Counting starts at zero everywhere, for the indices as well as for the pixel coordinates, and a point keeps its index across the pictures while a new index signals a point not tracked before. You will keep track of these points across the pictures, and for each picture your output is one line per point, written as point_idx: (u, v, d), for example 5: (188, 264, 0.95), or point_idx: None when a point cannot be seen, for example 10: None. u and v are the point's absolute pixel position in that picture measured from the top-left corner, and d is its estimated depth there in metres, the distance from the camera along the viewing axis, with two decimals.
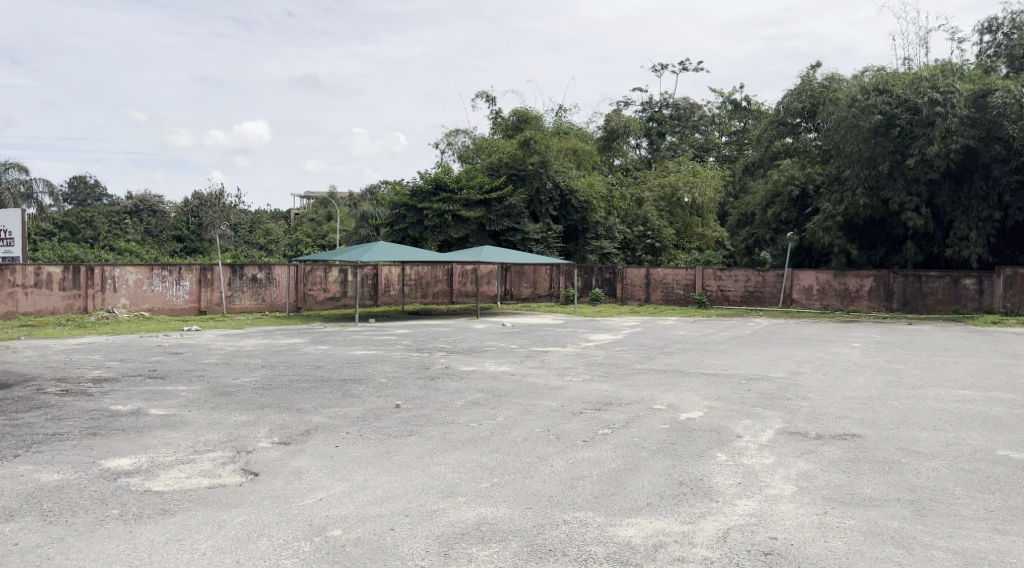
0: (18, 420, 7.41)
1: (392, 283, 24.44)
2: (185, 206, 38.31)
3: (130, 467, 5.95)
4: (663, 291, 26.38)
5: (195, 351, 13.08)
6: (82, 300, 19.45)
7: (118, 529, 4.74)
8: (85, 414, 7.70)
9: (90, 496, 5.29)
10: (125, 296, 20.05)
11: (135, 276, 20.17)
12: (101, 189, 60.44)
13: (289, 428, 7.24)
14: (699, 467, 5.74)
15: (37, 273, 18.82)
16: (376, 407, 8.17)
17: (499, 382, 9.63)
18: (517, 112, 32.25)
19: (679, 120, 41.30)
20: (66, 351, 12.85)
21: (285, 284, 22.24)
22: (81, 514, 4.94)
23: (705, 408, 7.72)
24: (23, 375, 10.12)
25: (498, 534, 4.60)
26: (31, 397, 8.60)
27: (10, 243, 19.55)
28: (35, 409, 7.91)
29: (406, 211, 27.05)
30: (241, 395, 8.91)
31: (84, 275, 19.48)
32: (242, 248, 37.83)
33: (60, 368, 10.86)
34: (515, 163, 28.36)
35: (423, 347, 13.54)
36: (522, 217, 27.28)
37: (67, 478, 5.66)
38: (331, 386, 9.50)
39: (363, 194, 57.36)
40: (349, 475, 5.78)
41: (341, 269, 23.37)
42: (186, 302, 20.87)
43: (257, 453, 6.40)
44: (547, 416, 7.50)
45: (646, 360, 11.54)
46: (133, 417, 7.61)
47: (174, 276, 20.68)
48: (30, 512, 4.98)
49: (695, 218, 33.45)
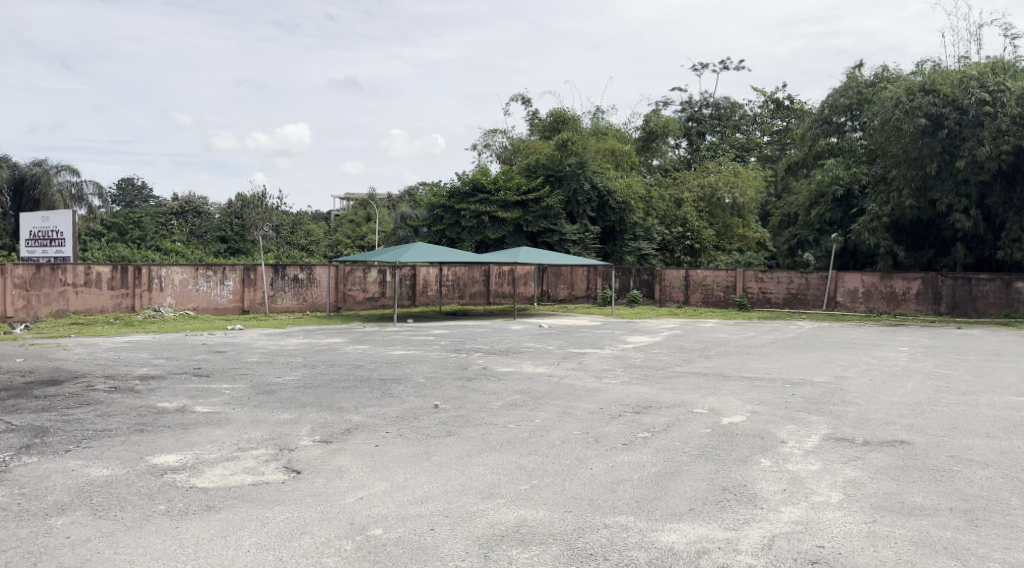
0: (70, 415, 7.61)
1: (429, 284, 24.63)
2: (229, 208, 38.97)
3: (176, 463, 6.06)
4: (703, 293, 26.06)
5: (237, 349, 13.27)
6: (129, 299, 19.87)
7: (165, 525, 4.82)
8: (133, 411, 7.88)
9: (139, 491, 5.40)
10: (171, 294, 20.45)
11: (181, 276, 20.57)
12: (148, 191, 61.83)
13: (331, 427, 7.29)
14: (743, 472, 5.65)
15: (86, 273, 19.25)
16: (414, 407, 8.21)
17: (536, 383, 9.59)
18: (554, 113, 32.22)
19: (720, 120, 40.48)
20: (115, 348, 13.16)
21: (325, 284, 22.55)
22: (131, 510, 5.04)
23: (748, 413, 7.59)
24: (73, 372, 10.36)
25: (539, 537, 4.58)
26: (79, 393, 8.80)
27: (62, 243, 20.09)
28: (84, 405, 8.09)
29: (444, 211, 27.23)
30: (283, 393, 9.03)
31: (132, 273, 19.90)
32: (284, 249, 38.38)
33: (109, 365, 11.10)
34: (551, 164, 28.32)
35: (461, 348, 13.53)
36: (559, 218, 27.25)
37: (116, 473, 5.79)
38: (371, 386, 9.56)
39: (404, 194, 57.73)
40: (389, 474, 5.81)
41: (380, 270, 23.57)
42: (229, 301, 21.22)
43: (300, 451, 6.47)
44: (586, 419, 7.46)
45: (686, 363, 11.38)
46: (179, 415, 7.76)
47: (219, 275, 21.07)
48: (81, 506, 5.09)
49: (736, 219, 33.03)
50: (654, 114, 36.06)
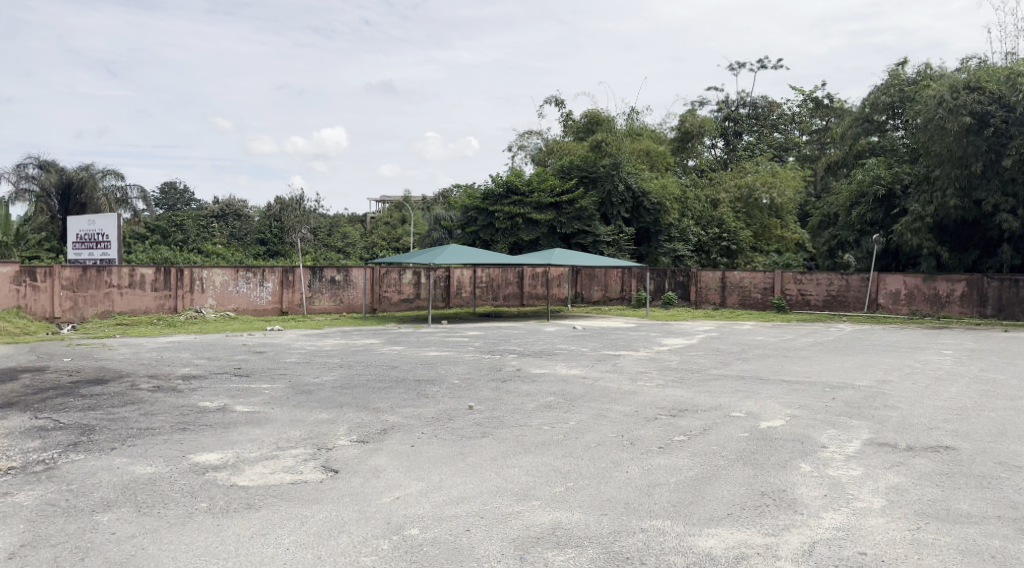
0: (115, 414, 7.79)
1: (463, 286, 24.74)
2: (268, 211, 39.53)
3: (217, 462, 6.16)
4: (740, 295, 25.78)
5: (275, 350, 13.45)
6: (172, 300, 20.26)
7: (207, 522, 4.90)
8: (176, 410, 8.02)
9: (182, 488, 5.51)
10: (212, 296, 20.81)
11: (222, 277, 20.92)
12: (190, 194, 63.00)
13: (367, 427, 7.36)
14: (782, 477, 5.58)
15: (131, 275, 19.68)
16: (449, 407, 8.24)
17: (571, 385, 9.58)
18: (589, 114, 32.13)
19: (757, 119, 39.76)
20: (158, 349, 13.43)
21: (361, 285, 22.78)
22: (174, 507, 5.15)
23: (787, 417, 7.48)
24: (118, 372, 10.60)
25: (575, 540, 4.57)
26: (124, 392, 9.00)
27: (108, 246, 20.55)
28: (128, 404, 8.27)
29: (478, 213, 27.34)
30: (320, 393, 9.13)
31: (175, 275, 20.29)
32: (321, 251, 38.80)
33: (152, 365, 11.33)
34: (585, 165, 28.25)
35: (495, 350, 13.55)
36: (593, 219, 27.03)
37: (160, 470, 5.90)
38: (406, 386, 9.62)
39: (438, 197, 57.95)
40: (425, 475, 5.84)
41: (415, 272, 23.74)
42: (268, 302, 21.54)
43: (337, 450, 6.54)
44: (621, 421, 7.43)
45: (723, 366, 11.26)
46: (220, 414, 7.89)
47: (259, 277, 21.41)
48: (127, 502, 5.21)
49: (774, 219, 32.60)
50: (690, 114, 35.76)
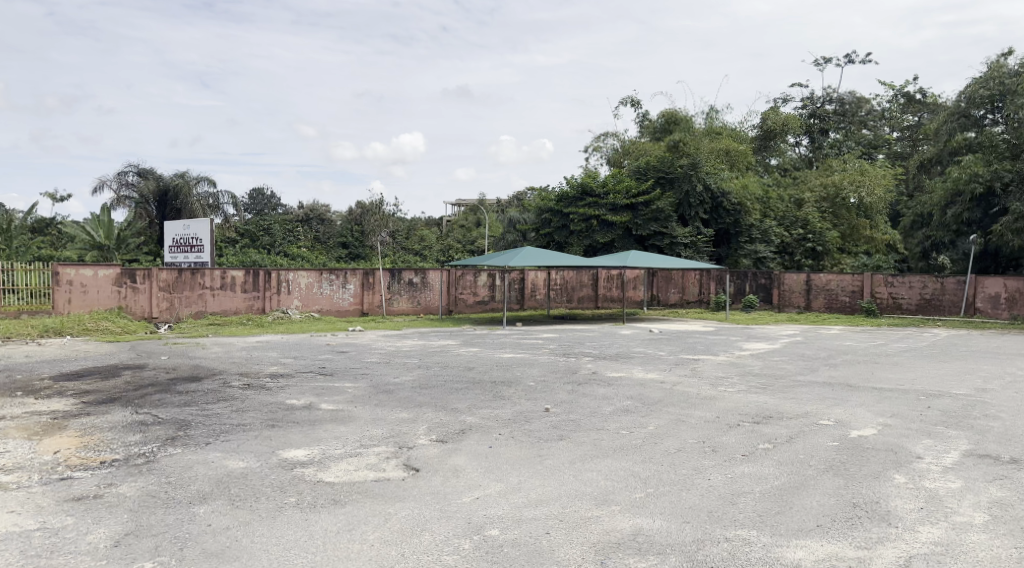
0: (209, 410, 8.13)
1: (538, 288, 24.81)
2: (350, 215, 40.60)
3: (305, 458, 6.36)
4: (826, 299, 24.98)
5: (356, 350, 13.77)
6: (260, 301, 20.97)
7: (296, 516, 5.06)
8: (265, 407, 8.32)
9: (272, 483, 5.70)
10: (298, 297, 21.46)
11: (307, 279, 21.56)
12: (275, 200, 65.16)
13: (446, 427, 7.46)
14: (875, 489, 5.37)
15: (223, 277, 20.45)
16: (525, 410, 8.27)
17: (649, 389, 9.45)
18: (665, 114, 31.81)
19: (844, 116, 38.28)
20: (248, 347, 13.94)
21: (438, 287, 23.12)
22: (265, 500, 5.33)
23: (879, 426, 7.20)
24: (209, 370, 11.05)
25: (657, 547, 4.51)
26: (216, 389, 9.37)
27: (201, 249, 21.45)
28: (221, 401, 8.63)
29: (553, 215, 27.36)
30: (400, 393, 9.31)
31: (263, 277, 21.00)
32: (400, 254, 39.53)
33: (242, 363, 11.78)
34: (662, 165, 27.77)
35: (571, 353, 13.52)
36: (669, 220, 26.47)
37: (251, 465, 6.13)
38: (483, 388, 9.70)
39: (514, 199, 58.14)
40: (504, 476, 5.88)
41: (491, 274, 24.02)
42: (350, 304, 22.08)
43: (417, 449, 6.64)
44: (702, 427, 7.30)
45: (808, 372, 10.90)
46: (307, 411, 8.14)
47: (341, 279, 21.99)
48: (221, 495, 5.43)
49: (862, 220, 31.18)
50: (773, 112, 34.87)
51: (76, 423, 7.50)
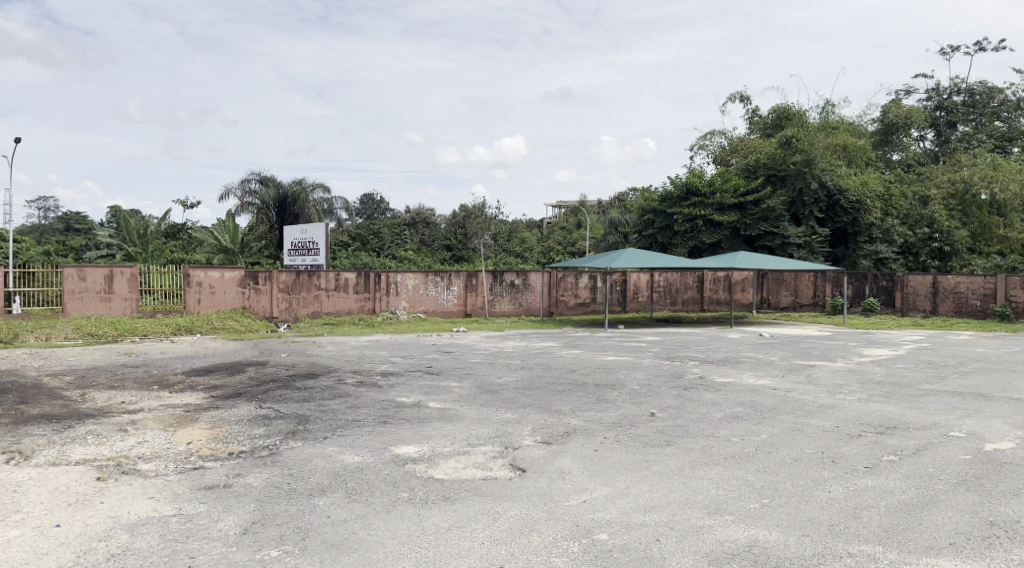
0: (325, 406, 8.46)
1: (640, 290, 24.50)
2: (453, 218, 41.32)
3: (415, 454, 6.51)
4: (954, 302, 23.56)
5: (461, 350, 14.00)
6: (370, 302, 21.60)
7: (409, 511, 5.19)
8: (377, 404, 8.58)
9: (385, 478, 5.87)
10: (406, 298, 22.00)
11: (414, 281, 22.09)
12: (382, 204, 67.04)
13: (551, 429, 7.48)
14: (1015, 508, 5.01)
15: (337, 279, 21.27)
16: (631, 413, 8.18)
17: (761, 396, 9.17)
18: (776, 109, 30.81)
19: (975, 107, 36.29)
20: (359, 346, 14.42)
21: (539, 289, 23.19)
22: (379, 495, 5.50)
23: (1017, 440, 6.72)
24: (324, 367, 11.50)
25: (774, 560, 4.38)
26: (331, 386, 9.74)
27: (317, 252, 22.37)
28: (336, 397, 8.96)
29: (657, 216, 26.96)
30: (505, 393, 9.40)
31: (374, 279, 21.67)
32: (502, 256, 39.93)
33: (354, 361, 12.20)
34: (773, 162, 27.09)
35: (677, 356, 13.28)
36: (781, 220, 25.63)
37: (365, 460, 6.33)
38: (588, 391, 9.66)
39: (615, 200, 57.65)
40: (611, 480, 5.83)
41: (591, 276, 23.76)
42: (454, 305, 22.47)
43: (523, 450, 6.69)
44: (819, 436, 7.02)
45: (935, 380, 10.29)
46: (416, 409, 8.34)
47: (446, 280, 22.43)
48: (337, 488, 5.63)
49: (995, 217, 29.42)
50: (894, 105, 33.32)
51: (205, 415, 7.97)
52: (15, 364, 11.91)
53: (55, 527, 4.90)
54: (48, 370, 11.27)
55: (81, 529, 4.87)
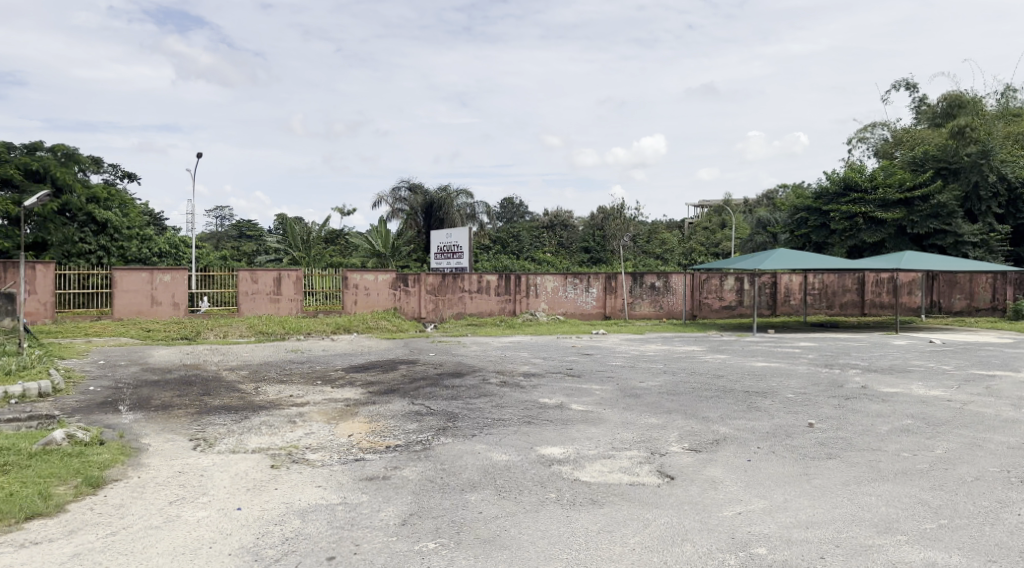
0: (471, 404, 8.67)
1: (791, 292, 23.49)
2: (592, 220, 41.20)
3: (561, 456, 6.54)
4: None
5: (603, 353, 13.94)
6: (510, 304, 21.97)
7: (558, 512, 5.22)
8: (521, 404, 8.69)
9: (533, 478, 5.94)
10: (545, 300, 22.20)
11: (553, 283, 22.22)
12: (521, 207, 67.75)
13: (699, 436, 7.30)
14: None
15: (478, 281, 21.73)
16: (785, 423, 7.83)
17: (931, 408, 8.52)
18: (948, 96, 28.58)
19: None
20: (501, 347, 14.67)
21: (681, 292, 22.71)
22: (528, 494, 5.57)
23: None
24: (470, 366, 11.81)
25: None
26: (477, 385, 9.97)
27: (460, 256, 22.94)
28: (481, 396, 9.15)
29: (811, 214, 25.78)
30: (650, 398, 9.26)
31: (514, 281, 22.01)
32: (642, 258, 39.38)
33: (497, 362, 12.42)
34: (944, 154, 24.97)
35: (833, 364, 12.58)
36: (955, 216, 23.72)
37: (512, 459, 6.43)
38: (737, 397, 9.34)
39: (762, 199, 55.45)
40: (767, 492, 5.61)
41: (738, 278, 23.01)
42: (593, 307, 22.42)
43: (671, 457, 6.56)
44: (1002, 455, 6.43)
45: None
46: (559, 410, 8.37)
47: (585, 283, 22.39)
48: (487, 486, 5.75)
49: None
50: None
51: (364, 410, 8.39)
52: (195, 359, 13.02)
53: (236, 510, 5.32)
54: (223, 365, 12.25)
55: (259, 512, 5.25)
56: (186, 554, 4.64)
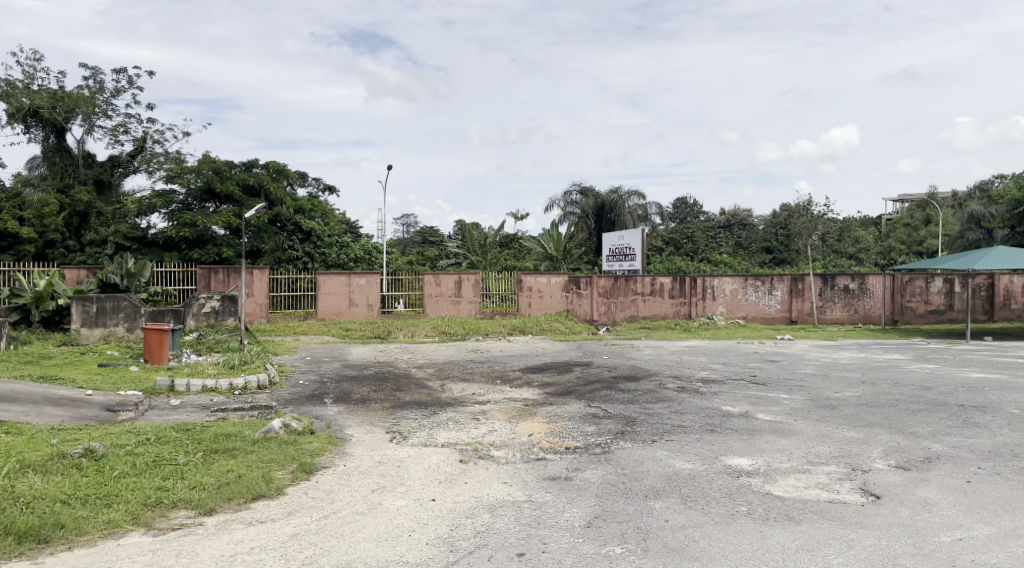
0: (651, 409, 8.56)
1: (1012, 296, 21.23)
2: (775, 219, 39.32)
3: (750, 467, 6.30)
4: None
5: (790, 359, 13.25)
6: (686, 307, 21.48)
7: (751, 526, 5.04)
8: (703, 411, 8.46)
9: (722, 488, 5.76)
10: (724, 303, 21.50)
11: (731, 285, 21.51)
12: (699, 207, 65.89)
13: (906, 453, 6.75)
14: None
15: (652, 283, 21.44)
16: (1009, 443, 7.06)
17: None
18: None
19: None
20: (680, 351, 14.35)
21: (880, 295, 21.40)
22: (717, 505, 5.41)
23: None
24: (648, 370, 11.66)
25: None
26: (656, 390, 9.83)
27: (632, 258, 22.72)
28: (662, 401, 9.01)
29: None
30: (845, 409, 8.69)
31: (689, 284, 21.51)
32: (832, 258, 37.01)
33: (676, 366, 12.17)
34: None
35: None
36: None
37: (698, 468, 6.28)
38: (947, 412, 8.55)
39: (971, 192, 50.34)
40: (991, 519, 5.10)
41: (946, 279, 21.20)
42: (777, 311, 21.51)
43: (875, 474, 6.12)
44: None
45: None
46: (745, 419, 8.07)
47: (767, 285, 21.51)
48: (673, 494, 5.66)
49: None
50: None
51: (544, 411, 8.52)
52: (385, 357, 13.83)
53: (431, 501, 5.58)
54: (412, 363, 12.91)
55: (451, 505, 5.49)
56: (389, 540, 4.93)
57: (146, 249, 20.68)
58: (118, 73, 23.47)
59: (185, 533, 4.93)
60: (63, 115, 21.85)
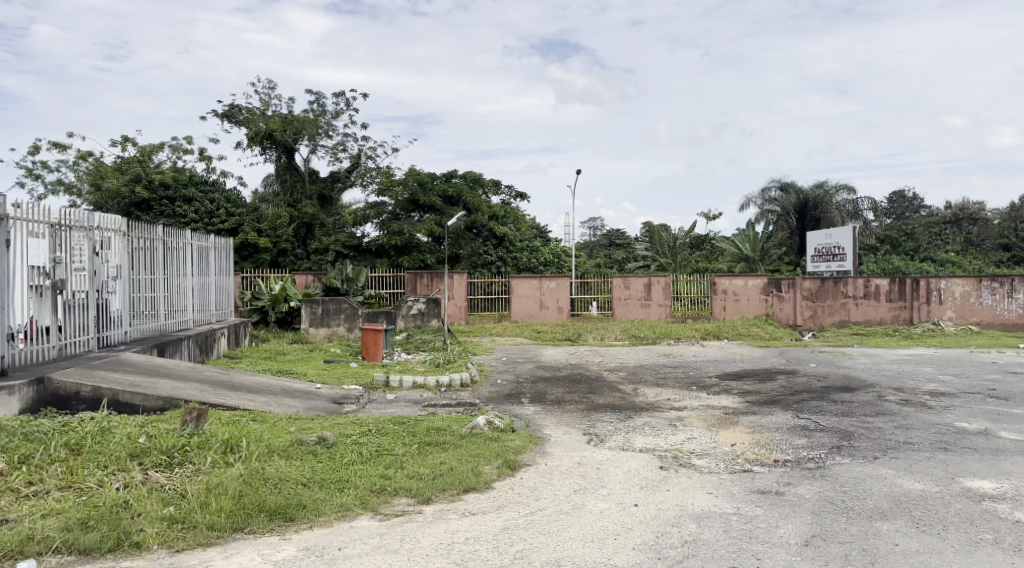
0: (870, 423, 7.95)
1: None
2: (1012, 213, 35.09)
3: (993, 491, 5.68)
4: None
5: None
6: (907, 311, 19.90)
7: (997, 558, 4.54)
8: (932, 427, 7.73)
9: (958, 512, 5.23)
10: (952, 309, 19.80)
11: (962, 288, 19.75)
12: (919, 201, 60.23)
13: None
14: None
15: (866, 286, 20.00)
16: None
17: None
18: None
19: None
20: (899, 361, 13.22)
21: None
22: (954, 531, 4.92)
23: None
24: (862, 381, 10.85)
25: None
26: (873, 402, 9.12)
27: (843, 258, 21.34)
28: (881, 415, 8.35)
29: None
30: None
31: (910, 285, 19.87)
32: None
33: (895, 377, 11.22)
34: None
35: None
36: None
37: (929, 489, 5.75)
38: None
39: None
40: None
41: None
42: (1018, 317, 19.68)
43: None
44: None
45: None
46: (983, 438, 7.28)
47: (1007, 288, 19.68)
48: (901, 515, 5.22)
49: None
50: None
51: (747, 420, 8.19)
52: (580, 360, 13.94)
53: (634, 506, 5.55)
54: (607, 366, 12.91)
55: (656, 511, 5.42)
56: (596, 541, 4.95)
57: (360, 257, 22.89)
58: (336, 95, 25.39)
59: (406, 520, 5.24)
60: (292, 136, 24.04)
